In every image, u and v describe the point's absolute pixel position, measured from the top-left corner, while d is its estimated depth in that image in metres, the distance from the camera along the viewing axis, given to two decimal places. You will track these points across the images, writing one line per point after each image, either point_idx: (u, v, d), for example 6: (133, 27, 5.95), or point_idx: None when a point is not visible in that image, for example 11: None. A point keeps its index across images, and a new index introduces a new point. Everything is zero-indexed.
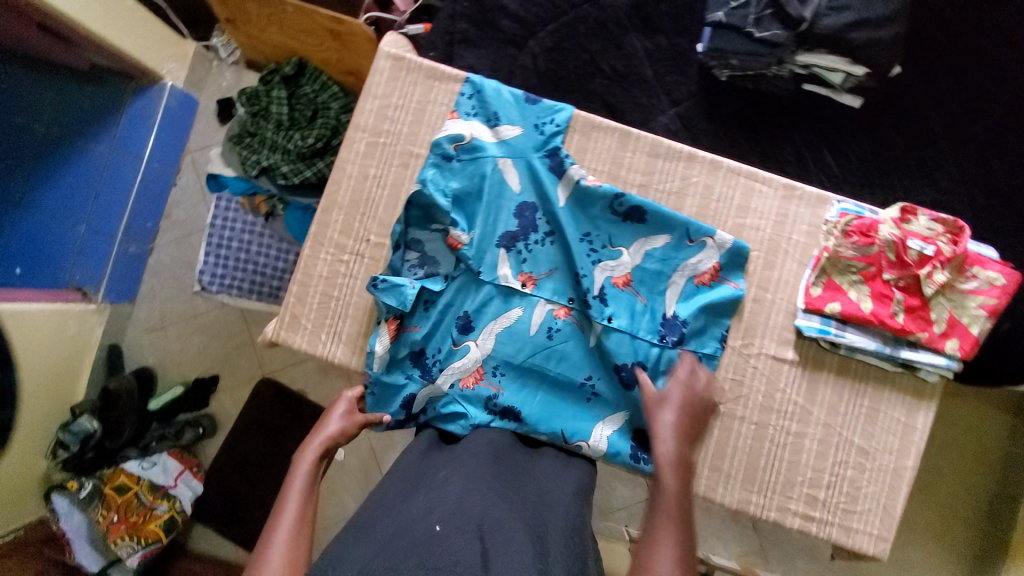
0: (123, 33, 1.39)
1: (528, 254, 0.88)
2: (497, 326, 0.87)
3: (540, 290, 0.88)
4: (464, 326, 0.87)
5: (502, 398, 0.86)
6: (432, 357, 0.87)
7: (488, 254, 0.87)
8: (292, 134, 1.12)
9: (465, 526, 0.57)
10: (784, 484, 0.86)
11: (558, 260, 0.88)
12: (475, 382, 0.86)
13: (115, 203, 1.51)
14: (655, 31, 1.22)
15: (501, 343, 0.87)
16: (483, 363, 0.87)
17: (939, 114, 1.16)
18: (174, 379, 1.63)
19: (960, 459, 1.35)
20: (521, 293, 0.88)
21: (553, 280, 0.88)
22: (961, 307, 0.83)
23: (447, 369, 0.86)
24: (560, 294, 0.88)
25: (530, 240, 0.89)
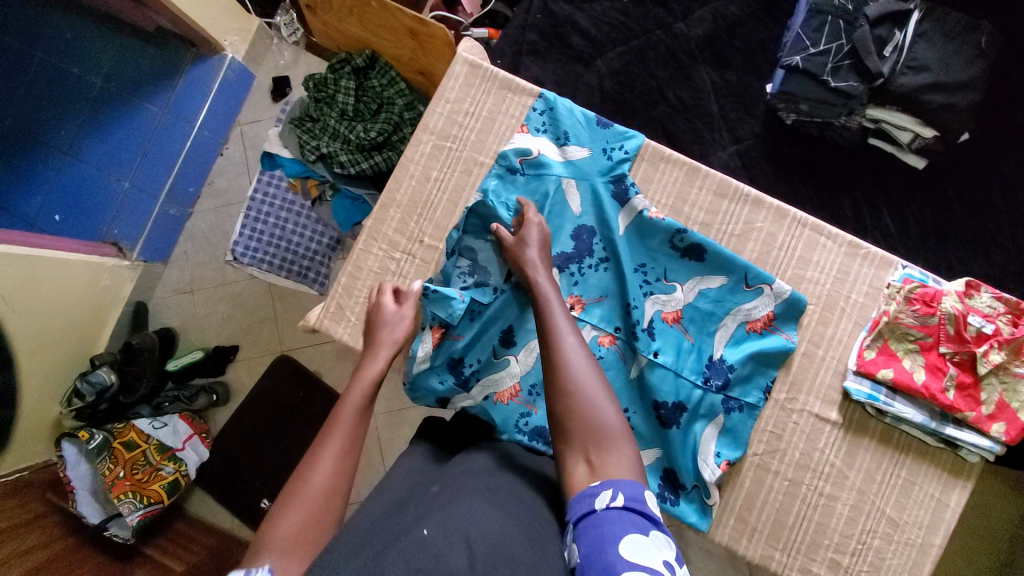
0: (194, 4, 1.39)
1: (580, 278, 0.87)
2: (538, 346, 0.86)
3: (587, 315, 0.87)
4: (506, 340, 0.87)
5: (534, 417, 0.84)
6: (470, 367, 0.87)
7: None
8: (355, 125, 1.15)
9: (454, 531, 0.53)
10: (809, 545, 0.85)
11: (609, 287, 0.87)
12: (510, 398, 0.85)
13: (161, 164, 1.53)
14: (725, 66, 1.21)
15: (541, 364, 0.86)
16: (520, 380, 0.86)
17: (1003, 185, 1.14)
18: (195, 344, 1.63)
19: (973, 534, 1.31)
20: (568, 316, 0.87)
21: (602, 307, 0.87)
22: (1012, 390, 0.81)
23: (483, 382, 0.86)
24: (607, 321, 0.87)
25: (584, 263, 0.87)
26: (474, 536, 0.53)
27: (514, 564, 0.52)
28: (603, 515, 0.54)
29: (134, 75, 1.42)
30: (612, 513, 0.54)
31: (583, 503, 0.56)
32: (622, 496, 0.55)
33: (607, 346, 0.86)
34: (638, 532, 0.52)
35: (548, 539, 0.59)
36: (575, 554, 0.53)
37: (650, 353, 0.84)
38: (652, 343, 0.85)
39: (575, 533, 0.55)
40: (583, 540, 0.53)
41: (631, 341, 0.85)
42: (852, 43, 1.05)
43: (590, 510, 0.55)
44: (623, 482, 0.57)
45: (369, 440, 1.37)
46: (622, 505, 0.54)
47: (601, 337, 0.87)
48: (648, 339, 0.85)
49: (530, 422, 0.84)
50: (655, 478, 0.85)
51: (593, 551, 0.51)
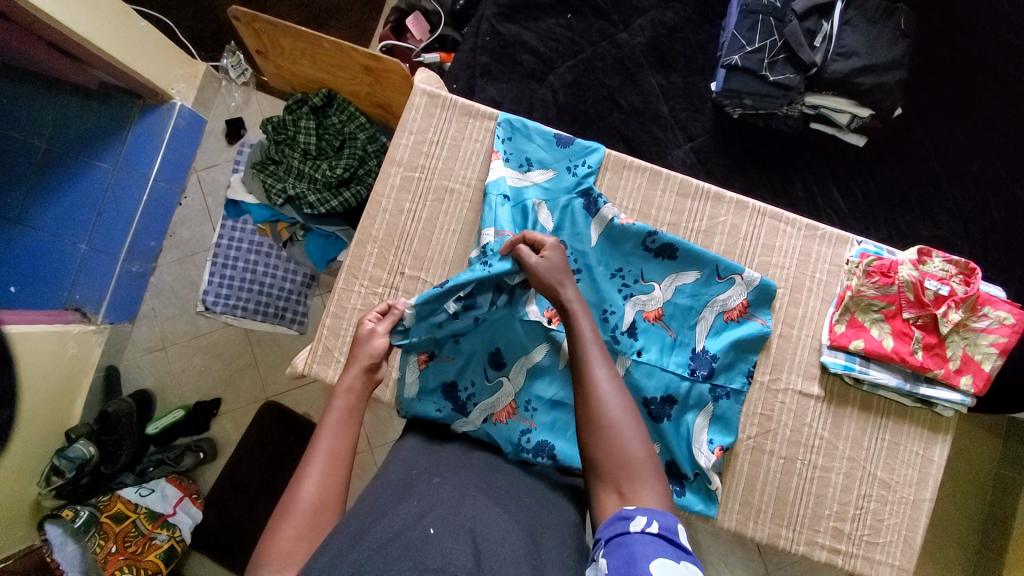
0: (135, 55, 1.35)
1: None
2: (526, 362, 0.88)
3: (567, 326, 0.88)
4: (497, 361, 0.88)
5: (535, 433, 0.86)
6: (465, 392, 0.87)
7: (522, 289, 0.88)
8: (319, 164, 1.15)
9: (458, 529, 0.58)
10: (812, 517, 0.88)
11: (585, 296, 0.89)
12: (508, 416, 0.86)
13: (120, 221, 1.47)
14: (670, 70, 1.26)
15: (532, 379, 0.88)
16: (515, 399, 0.87)
17: (938, 153, 1.23)
18: (173, 402, 1.57)
19: (958, 480, 1.39)
20: (547, 329, 0.88)
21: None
22: (973, 344, 0.87)
23: (480, 405, 0.86)
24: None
25: None
26: (477, 532, 0.58)
27: (516, 561, 0.56)
28: (636, 536, 0.55)
29: (82, 136, 1.39)
30: (645, 536, 0.55)
31: (615, 526, 0.58)
32: (655, 524, 0.56)
33: None
34: (669, 557, 0.53)
35: (546, 536, 0.64)
36: (604, 566, 0.55)
37: (634, 353, 0.87)
38: (636, 342, 0.88)
39: (604, 548, 0.56)
40: (612, 555, 0.55)
41: (615, 345, 0.88)
42: (784, 38, 1.12)
43: (624, 530, 0.57)
44: (656, 511, 0.58)
45: (367, 477, 1.35)
46: (655, 532, 0.55)
47: None
48: (631, 341, 0.88)
49: (531, 439, 0.85)
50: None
51: (622, 565, 0.53)
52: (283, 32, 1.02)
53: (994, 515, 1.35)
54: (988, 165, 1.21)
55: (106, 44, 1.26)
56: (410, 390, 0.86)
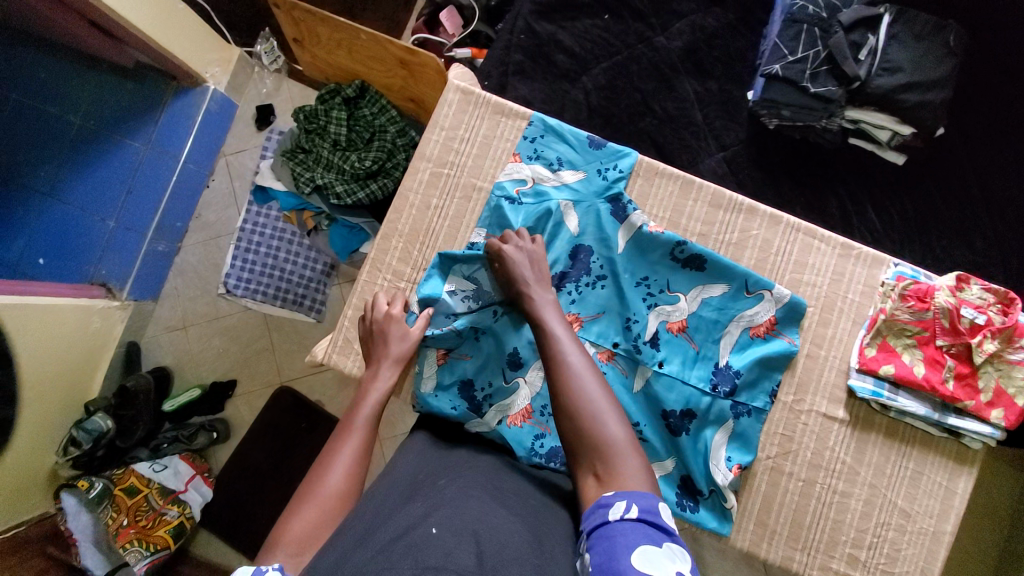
0: (172, 37, 1.37)
1: (578, 296, 0.89)
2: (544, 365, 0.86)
3: (587, 332, 0.88)
4: (513, 362, 0.87)
5: (548, 439, 0.85)
6: (481, 392, 0.87)
7: None
8: (348, 155, 1.15)
9: (460, 529, 0.57)
10: (827, 542, 0.86)
11: (607, 304, 0.89)
12: (523, 421, 0.86)
13: (148, 200, 1.50)
14: (706, 76, 1.24)
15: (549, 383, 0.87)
16: (531, 402, 0.87)
17: (980, 176, 1.18)
18: (191, 381, 1.60)
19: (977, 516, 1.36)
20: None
21: (600, 324, 0.88)
22: (1008, 377, 0.84)
23: (497, 407, 0.86)
24: (606, 338, 0.88)
25: (582, 282, 0.89)
26: (479, 533, 0.57)
27: (517, 562, 0.55)
28: (615, 526, 0.54)
29: (116, 116, 1.42)
30: (624, 524, 0.54)
31: (597, 515, 0.57)
32: (635, 509, 0.55)
33: (607, 362, 0.87)
34: (652, 544, 0.52)
35: (549, 542, 0.63)
36: (588, 561, 0.53)
37: (655, 364, 0.86)
38: (657, 353, 0.87)
39: (587, 544, 0.55)
40: (594, 548, 0.53)
41: (635, 355, 0.87)
42: (828, 49, 1.09)
43: (603, 520, 0.56)
44: (636, 495, 0.57)
45: (376, 469, 1.36)
46: (634, 517, 0.55)
47: (600, 353, 0.88)
48: (652, 352, 0.87)
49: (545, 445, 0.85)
50: (673, 487, 0.85)
51: (605, 560, 0.51)
52: (320, 21, 1.02)
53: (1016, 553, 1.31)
54: None
55: (145, 24, 1.28)
56: (427, 387, 0.86)
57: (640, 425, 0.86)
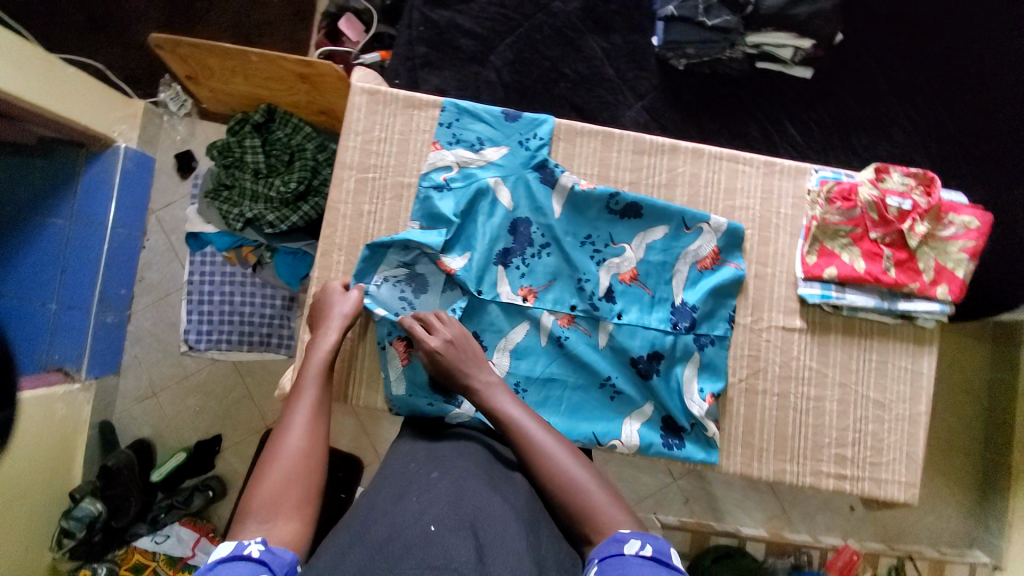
0: (73, 106, 1.33)
1: (526, 268, 0.89)
2: (508, 343, 0.88)
3: (543, 302, 0.88)
4: None
5: None
6: None
7: (488, 273, 0.88)
8: (272, 181, 1.12)
9: (458, 524, 0.60)
10: (813, 448, 0.90)
11: (557, 269, 0.89)
12: None
13: (86, 272, 1.44)
14: (609, 31, 1.25)
15: (518, 359, 0.88)
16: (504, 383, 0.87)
17: (884, 73, 1.24)
18: (174, 446, 1.56)
19: None
20: (524, 307, 0.88)
21: (554, 290, 0.89)
22: (944, 253, 0.89)
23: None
24: (563, 303, 0.89)
25: (527, 254, 0.89)
26: (478, 525, 0.60)
27: (516, 554, 0.58)
28: (629, 559, 0.57)
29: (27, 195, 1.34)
30: (639, 560, 0.57)
31: (610, 547, 0.60)
32: (649, 547, 0.58)
33: (569, 326, 0.88)
34: None
35: (542, 530, 0.67)
36: None
37: (615, 316, 0.88)
38: (615, 306, 0.88)
39: (596, 566, 0.59)
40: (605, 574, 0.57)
41: (594, 313, 0.88)
42: None
43: (618, 551, 0.59)
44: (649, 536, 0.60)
45: None
46: (649, 555, 0.58)
47: (561, 319, 0.88)
48: (609, 305, 0.88)
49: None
50: (657, 429, 0.88)
51: None
52: (208, 52, 0.99)
53: None
54: (933, 77, 1.23)
55: (40, 97, 1.23)
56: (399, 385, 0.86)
57: (613, 379, 0.87)
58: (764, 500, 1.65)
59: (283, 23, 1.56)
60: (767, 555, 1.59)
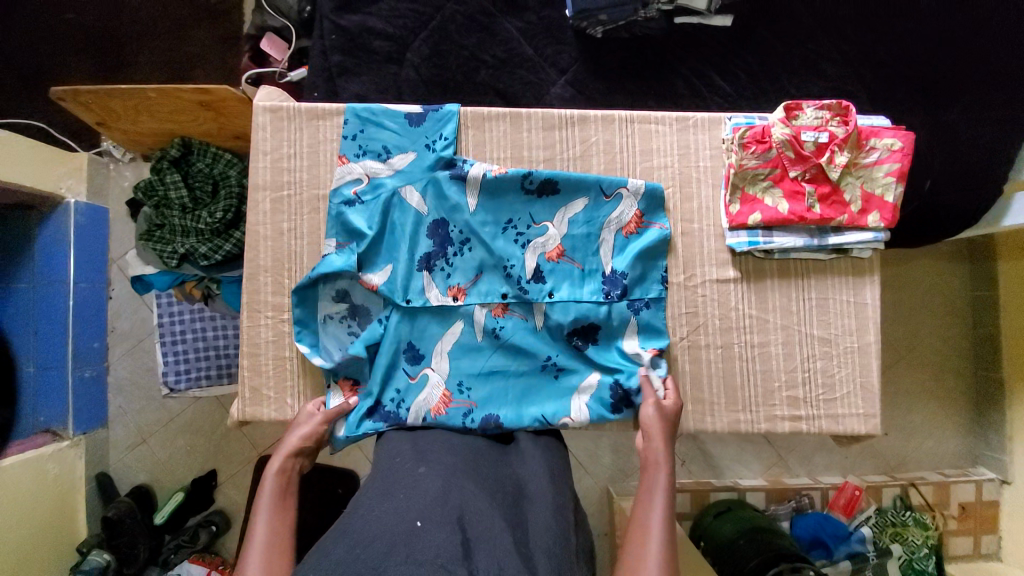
0: (13, 169, 1.32)
1: (451, 268, 0.89)
2: (446, 345, 0.88)
3: (473, 296, 0.88)
4: (413, 356, 0.88)
5: (476, 410, 0.86)
6: (393, 400, 0.86)
7: (412, 281, 0.88)
8: (199, 213, 1.12)
9: (445, 518, 0.61)
10: (764, 395, 0.91)
11: (481, 261, 0.89)
12: (446, 406, 0.86)
13: (57, 332, 1.46)
14: (522, 10, 1.23)
15: (457, 359, 0.88)
16: (447, 386, 0.87)
17: (808, 7, 1.20)
18: (173, 487, 1.58)
19: None
20: (456, 307, 0.88)
21: (483, 283, 0.89)
22: (871, 180, 0.87)
23: (415, 406, 0.85)
24: (493, 292, 0.88)
25: (450, 254, 0.89)
26: (465, 522, 0.62)
27: (503, 548, 0.59)
28: None
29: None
30: None
31: None
32: None
33: (503, 315, 0.88)
34: None
35: (530, 524, 0.67)
36: None
37: (546, 297, 0.88)
38: (545, 286, 0.88)
39: None
40: None
41: (524, 297, 0.88)
42: None
43: None
44: None
45: None
46: None
47: (494, 310, 0.88)
48: (539, 286, 0.88)
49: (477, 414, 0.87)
50: (608, 396, 0.87)
51: None
52: (107, 96, 0.99)
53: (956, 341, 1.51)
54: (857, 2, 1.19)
55: None
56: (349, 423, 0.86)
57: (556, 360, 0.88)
58: (760, 450, 1.65)
59: (211, 52, 1.55)
60: (770, 503, 1.60)
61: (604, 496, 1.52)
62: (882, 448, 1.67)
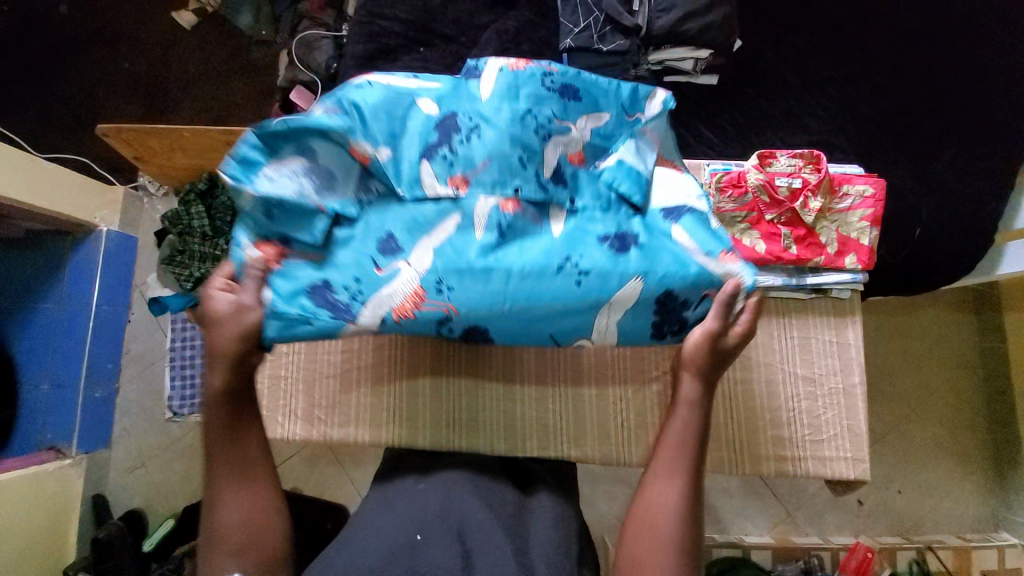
0: (55, 198, 1.44)
1: (455, 155, 0.67)
2: (432, 241, 0.68)
3: (480, 185, 0.67)
4: (387, 247, 0.69)
5: (457, 318, 0.69)
6: (346, 292, 0.69)
7: (402, 163, 0.68)
8: (217, 241, 1.22)
9: (445, 532, 0.67)
10: (749, 433, 0.91)
11: (492, 149, 0.67)
12: (416, 307, 0.68)
13: (74, 351, 1.53)
14: None
15: (441, 250, 0.67)
16: (422, 283, 0.68)
17: (791, 68, 1.28)
18: (165, 513, 1.58)
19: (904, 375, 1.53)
20: (456, 199, 0.67)
21: (491, 171, 0.67)
22: (846, 224, 0.93)
23: (372, 303, 0.69)
24: (508, 181, 0.68)
25: (457, 140, 0.68)
26: (464, 534, 0.67)
27: (501, 552, 0.64)
28: None
29: (28, 286, 1.52)
30: None
31: None
32: None
33: (512, 211, 0.67)
34: None
35: (532, 532, 0.71)
36: None
37: (567, 202, 0.71)
38: (569, 189, 0.71)
39: None
40: None
41: (540, 203, 0.69)
42: (605, 12, 1.21)
43: None
44: None
45: None
46: None
47: (503, 203, 0.67)
48: (560, 189, 0.70)
49: (456, 323, 0.70)
50: (648, 313, 0.71)
51: None
52: (147, 133, 1.11)
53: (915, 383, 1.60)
54: (837, 65, 1.27)
55: (19, 193, 1.33)
56: (285, 304, 0.69)
57: (574, 259, 0.67)
58: (767, 504, 1.56)
59: (248, 102, 1.71)
60: (776, 563, 1.46)
61: (600, 545, 1.46)
62: (901, 512, 1.55)
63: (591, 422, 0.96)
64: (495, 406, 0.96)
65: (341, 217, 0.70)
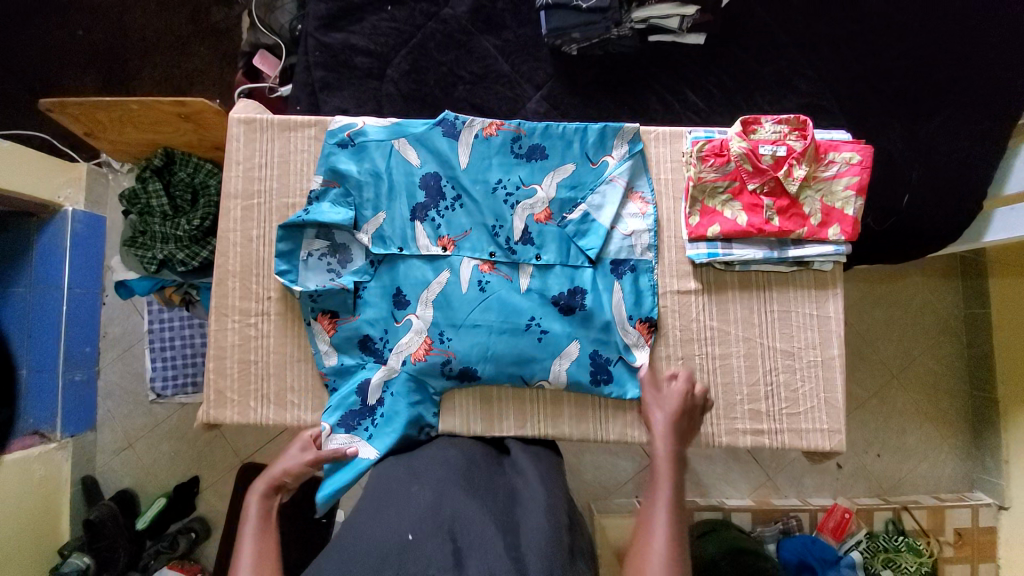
0: (14, 179, 1.36)
1: (442, 221, 0.94)
2: (430, 294, 0.93)
3: (462, 249, 0.94)
4: (402, 303, 0.93)
5: (454, 362, 0.91)
6: (381, 341, 0.93)
7: (405, 230, 0.94)
8: (179, 220, 1.17)
9: (437, 530, 0.66)
10: (726, 407, 0.91)
11: (471, 219, 0.94)
12: (426, 353, 0.91)
13: (50, 337, 1.49)
14: (500, 28, 1.26)
15: (439, 309, 0.93)
16: (428, 333, 0.92)
17: (782, 25, 1.21)
18: (156, 492, 1.59)
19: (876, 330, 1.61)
20: (445, 257, 0.94)
21: (471, 239, 0.94)
22: (830, 194, 0.89)
23: (397, 350, 0.92)
24: (481, 249, 0.94)
25: (441, 207, 0.95)
26: (457, 531, 0.66)
27: (493, 550, 0.63)
28: None
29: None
30: None
31: None
32: None
33: (489, 271, 0.93)
34: None
35: (523, 526, 0.69)
36: None
37: (534, 257, 0.93)
38: (534, 246, 0.94)
39: None
40: None
41: (508, 257, 0.94)
42: None
43: None
44: None
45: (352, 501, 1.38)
46: None
47: (481, 265, 0.94)
48: (526, 250, 0.94)
49: (454, 366, 0.92)
50: (586, 367, 0.91)
51: None
52: (95, 107, 1.05)
53: (896, 349, 1.60)
54: (832, 19, 1.19)
55: None
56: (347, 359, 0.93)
57: (535, 318, 0.92)
58: (748, 470, 1.57)
59: (211, 69, 1.61)
60: (756, 524, 1.52)
61: (586, 511, 1.47)
62: (882, 475, 1.58)
63: (568, 405, 0.95)
64: (468, 391, 0.95)
65: (376, 282, 0.94)
